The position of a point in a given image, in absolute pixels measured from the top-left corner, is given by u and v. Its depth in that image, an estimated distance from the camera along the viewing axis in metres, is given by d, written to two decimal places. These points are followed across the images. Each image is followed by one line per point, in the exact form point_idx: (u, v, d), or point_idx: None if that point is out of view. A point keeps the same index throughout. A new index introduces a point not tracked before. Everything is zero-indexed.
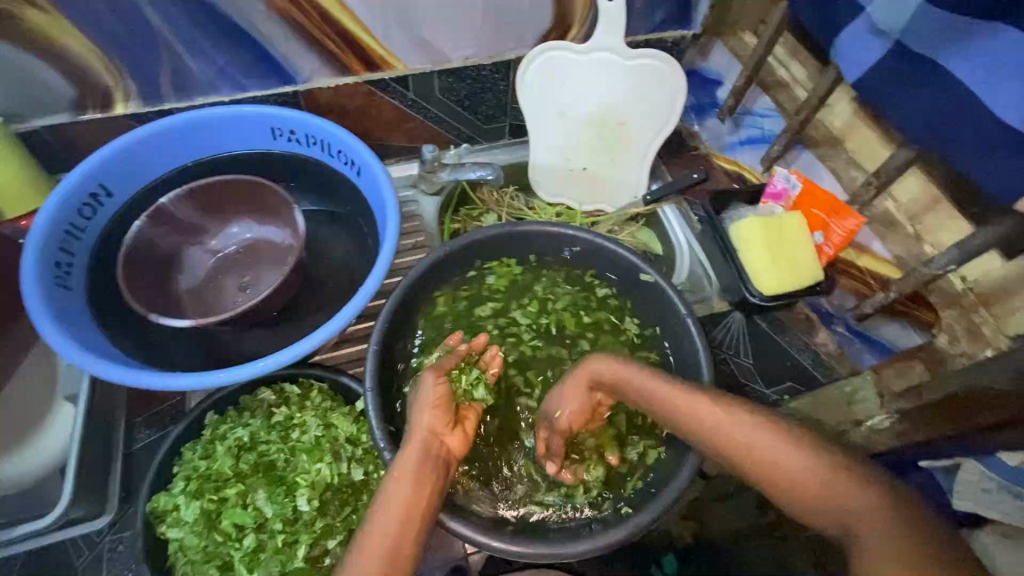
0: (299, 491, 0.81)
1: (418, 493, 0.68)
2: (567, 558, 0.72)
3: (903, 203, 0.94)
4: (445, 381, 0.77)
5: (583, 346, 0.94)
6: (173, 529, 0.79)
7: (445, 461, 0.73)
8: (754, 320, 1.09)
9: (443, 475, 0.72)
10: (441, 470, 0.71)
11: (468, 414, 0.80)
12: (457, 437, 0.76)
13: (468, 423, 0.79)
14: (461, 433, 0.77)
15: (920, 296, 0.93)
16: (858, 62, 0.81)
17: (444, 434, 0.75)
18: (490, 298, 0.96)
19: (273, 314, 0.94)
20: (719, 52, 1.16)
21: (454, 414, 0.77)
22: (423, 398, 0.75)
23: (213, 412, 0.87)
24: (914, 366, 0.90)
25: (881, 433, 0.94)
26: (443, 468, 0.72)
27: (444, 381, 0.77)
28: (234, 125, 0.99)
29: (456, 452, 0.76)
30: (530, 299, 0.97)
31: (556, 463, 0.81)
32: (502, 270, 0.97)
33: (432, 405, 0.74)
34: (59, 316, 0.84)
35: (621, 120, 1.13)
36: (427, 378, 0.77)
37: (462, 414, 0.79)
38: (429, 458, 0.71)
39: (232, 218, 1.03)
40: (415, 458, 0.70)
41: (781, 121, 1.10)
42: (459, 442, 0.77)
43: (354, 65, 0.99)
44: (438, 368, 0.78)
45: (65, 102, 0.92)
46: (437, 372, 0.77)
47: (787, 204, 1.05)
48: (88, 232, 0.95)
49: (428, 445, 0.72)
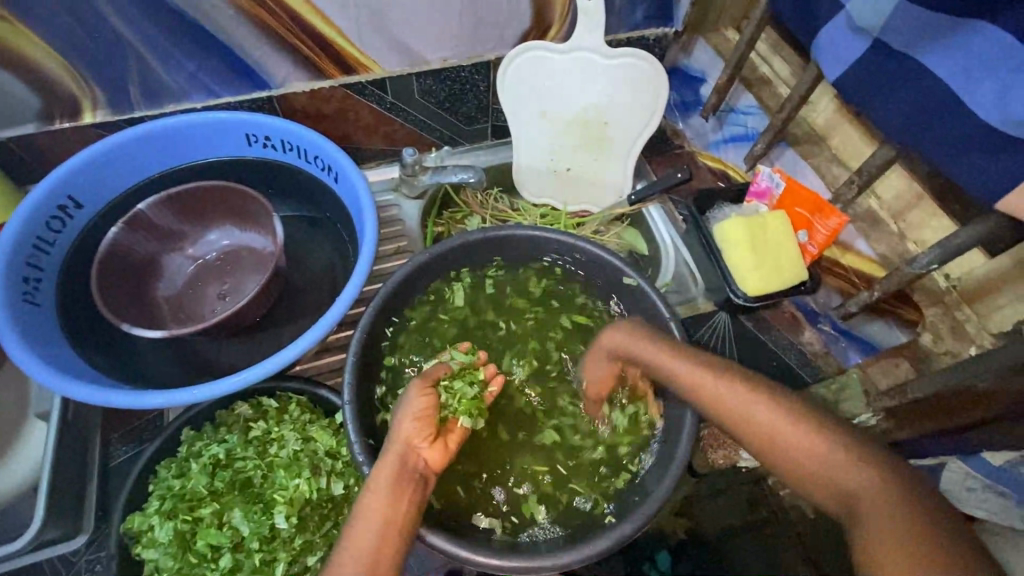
0: (277, 509, 0.79)
1: (395, 507, 0.67)
2: (544, 572, 0.71)
3: (886, 201, 0.94)
4: (431, 393, 0.75)
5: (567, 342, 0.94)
6: (148, 550, 0.77)
7: (421, 474, 0.71)
8: (740, 319, 1.06)
9: (420, 489, 0.70)
10: (417, 484, 0.70)
11: (456, 425, 0.77)
12: (437, 452, 0.74)
13: (453, 434, 0.77)
14: (443, 446, 0.75)
15: (906, 295, 0.93)
16: (838, 60, 0.80)
17: (425, 446, 0.73)
18: (441, 321, 0.93)
19: (254, 321, 0.93)
20: (701, 49, 1.14)
21: (436, 427, 0.74)
22: (406, 409, 0.73)
23: (190, 427, 0.86)
24: (900, 364, 0.94)
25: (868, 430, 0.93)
26: (419, 483, 0.70)
27: (428, 390, 0.75)
28: (207, 132, 0.97)
29: (437, 465, 0.74)
30: (485, 296, 0.95)
31: (445, 365, 0.81)
32: (439, 300, 0.93)
33: (412, 417, 0.73)
34: (29, 337, 0.82)
35: (603, 120, 1.11)
36: (412, 390, 0.75)
37: (446, 428, 0.77)
38: (406, 470, 0.69)
39: (210, 225, 1.00)
40: (393, 469, 0.68)
41: (765, 119, 1.10)
42: (439, 456, 0.74)
43: (328, 68, 0.97)
44: (425, 377, 0.77)
45: (30, 112, 0.90)
46: (423, 382, 0.76)
47: (771, 203, 1.04)
48: (57, 246, 0.92)
49: (406, 458, 0.70)
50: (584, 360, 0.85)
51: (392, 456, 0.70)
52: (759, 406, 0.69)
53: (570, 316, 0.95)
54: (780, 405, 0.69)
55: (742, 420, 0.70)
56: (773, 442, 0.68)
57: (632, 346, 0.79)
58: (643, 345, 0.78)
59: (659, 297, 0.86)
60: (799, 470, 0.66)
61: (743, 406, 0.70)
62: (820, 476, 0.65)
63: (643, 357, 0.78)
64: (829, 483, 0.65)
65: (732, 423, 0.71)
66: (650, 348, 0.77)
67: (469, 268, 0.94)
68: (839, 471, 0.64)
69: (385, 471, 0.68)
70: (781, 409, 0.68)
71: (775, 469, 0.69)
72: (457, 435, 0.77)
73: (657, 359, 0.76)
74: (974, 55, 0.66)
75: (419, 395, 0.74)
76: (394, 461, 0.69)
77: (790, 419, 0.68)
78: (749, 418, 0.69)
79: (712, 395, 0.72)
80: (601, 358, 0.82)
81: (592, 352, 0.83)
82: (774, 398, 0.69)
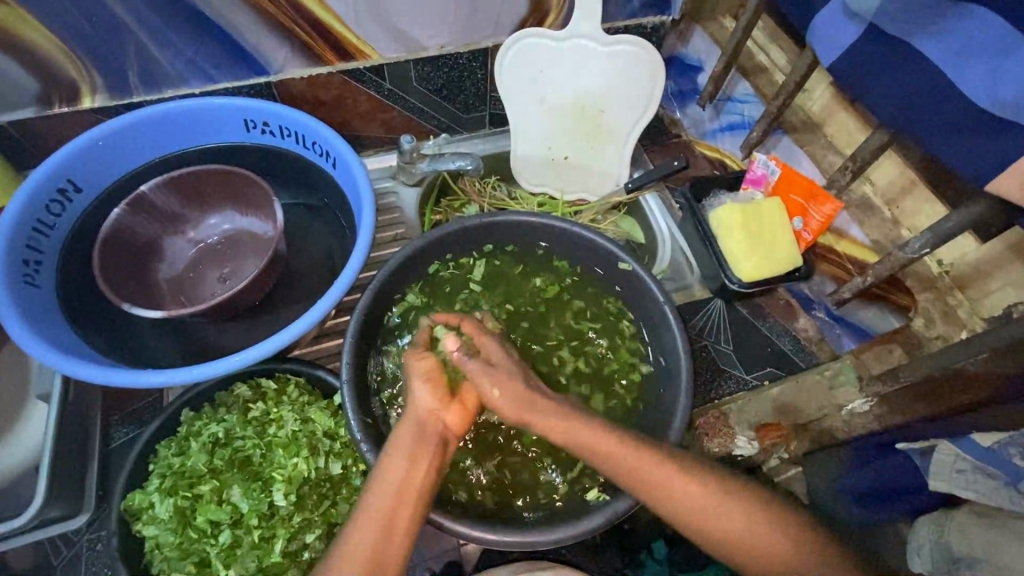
0: (276, 486, 0.80)
1: (411, 475, 0.68)
2: (540, 546, 0.73)
3: (880, 186, 0.97)
4: (429, 355, 0.75)
5: (571, 324, 0.95)
6: (149, 526, 0.79)
7: (441, 436, 0.72)
8: (735, 306, 1.08)
9: (440, 453, 0.71)
10: (437, 448, 0.70)
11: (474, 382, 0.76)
12: (456, 413, 0.74)
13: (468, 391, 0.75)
14: (465, 407, 0.74)
15: (899, 280, 0.95)
16: (833, 46, 0.81)
17: (443, 409, 0.73)
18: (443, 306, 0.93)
19: (254, 304, 0.94)
20: (698, 38, 1.15)
21: (450, 388, 0.74)
22: (416, 376, 0.74)
23: (189, 407, 0.86)
24: (893, 350, 0.94)
25: (863, 416, 0.93)
26: (438, 447, 0.71)
27: (427, 353, 0.75)
28: (206, 116, 0.98)
29: (459, 427, 0.74)
30: (492, 281, 0.96)
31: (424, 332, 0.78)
32: (442, 285, 0.94)
33: (421, 383, 0.73)
34: (30, 318, 0.83)
35: (600, 108, 1.12)
36: (410, 359, 0.75)
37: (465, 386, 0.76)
38: (425, 434, 0.71)
39: (210, 208, 1.01)
40: (409, 435, 0.70)
41: (760, 106, 1.12)
42: (460, 418, 0.74)
43: (326, 54, 0.98)
44: (419, 345, 0.77)
45: (30, 96, 0.90)
46: (417, 348, 0.76)
47: (767, 189, 1.05)
48: (56, 229, 0.93)
49: (422, 422, 0.72)
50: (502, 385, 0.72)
51: (407, 426, 0.71)
52: (710, 501, 0.70)
53: (571, 300, 0.96)
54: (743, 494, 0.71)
55: (700, 517, 0.69)
56: (712, 529, 0.69)
57: (570, 434, 0.72)
58: (575, 428, 0.72)
59: (655, 283, 0.87)
60: (740, 554, 0.69)
61: (696, 497, 0.70)
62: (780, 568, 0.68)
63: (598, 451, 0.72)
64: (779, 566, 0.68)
65: (680, 519, 0.70)
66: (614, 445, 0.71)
67: (469, 252, 0.95)
68: (775, 555, 0.68)
69: (402, 437, 0.70)
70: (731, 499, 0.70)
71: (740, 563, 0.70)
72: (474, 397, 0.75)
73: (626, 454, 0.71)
74: (966, 39, 0.67)
75: (420, 360, 0.74)
76: (408, 431, 0.71)
77: (743, 509, 0.70)
78: (704, 510, 0.70)
79: (665, 490, 0.70)
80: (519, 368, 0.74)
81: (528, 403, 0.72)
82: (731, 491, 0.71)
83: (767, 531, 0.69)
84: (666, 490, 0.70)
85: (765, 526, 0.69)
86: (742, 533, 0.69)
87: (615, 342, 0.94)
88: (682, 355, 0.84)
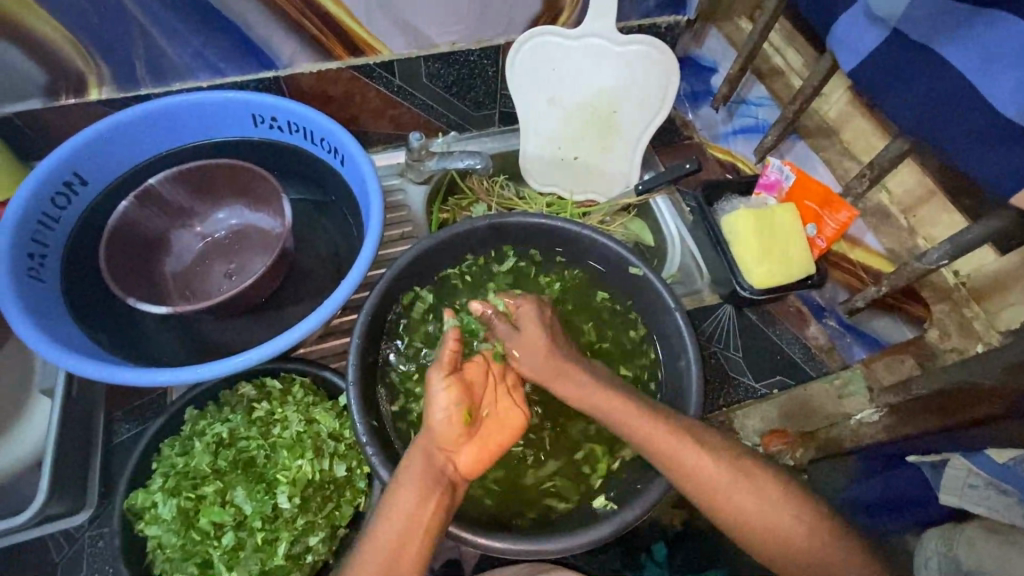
0: (280, 488, 0.79)
1: (417, 516, 0.66)
2: (547, 554, 0.72)
3: (896, 195, 0.95)
4: (454, 384, 0.71)
5: (582, 322, 0.94)
6: (151, 526, 0.78)
7: (449, 478, 0.70)
8: (744, 312, 1.08)
9: (448, 493, 0.69)
10: (445, 488, 0.69)
11: (496, 419, 0.74)
12: (470, 453, 0.71)
13: (508, 399, 0.76)
14: (477, 447, 0.72)
15: (912, 290, 0.93)
16: (855, 51, 0.79)
17: (454, 449, 0.71)
18: (453, 304, 0.93)
19: (260, 301, 0.93)
20: (713, 38, 1.13)
21: (467, 427, 0.71)
22: (435, 407, 0.70)
23: (193, 406, 0.86)
24: (905, 360, 0.94)
25: (870, 426, 0.93)
26: (447, 488, 0.69)
27: (452, 380, 0.71)
28: (215, 110, 0.96)
29: (468, 469, 0.71)
30: (499, 276, 0.95)
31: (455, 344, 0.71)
32: (449, 282, 0.93)
33: (439, 416, 0.70)
34: (34, 313, 0.82)
35: (612, 108, 1.10)
36: (434, 382, 0.71)
37: (483, 423, 0.73)
38: (432, 471, 0.69)
39: (217, 204, 1.00)
40: (420, 469, 0.69)
41: (776, 110, 1.09)
42: (473, 458, 0.71)
43: (336, 49, 0.96)
44: (444, 365, 0.72)
45: (37, 87, 0.89)
46: (442, 370, 0.71)
47: (780, 195, 1.04)
48: (61, 222, 0.92)
49: (431, 459, 0.70)
50: (524, 343, 0.80)
51: (417, 463, 0.69)
52: (722, 477, 0.72)
53: (580, 299, 0.95)
54: (759, 484, 0.72)
55: (713, 491, 0.71)
56: (725, 507, 0.71)
57: (586, 398, 0.78)
58: (591, 393, 0.78)
59: (665, 287, 0.86)
60: (751, 534, 0.71)
61: (711, 476, 0.72)
62: (794, 544, 0.69)
63: (611, 415, 0.77)
64: (787, 544, 0.69)
65: (692, 489, 0.72)
66: (626, 409, 0.76)
67: (478, 250, 0.94)
68: (785, 531, 0.70)
69: (412, 469, 0.69)
70: (744, 483, 0.72)
71: (752, 542, 0.71)
72: (516, 410, 0.76)
73: (644, 429, 0.74)
74: (996, 47, 0.65)
75: (444, 388, 0.71)
76: (418, 467, 0.69)
77: (757, 486, 0.72)
78: (713, 484, 0.72)
79: (679, 462, 0.72)
80: (543, 322, 0.81)
81: (547, 358, 0.79)
82: (752, 473, 0.72)
83: (779, 510, 0.70)
84: (685, 464, 0.72)
85: (774, 507, 0.70)
86: (753, 512, 0.70)
87: (623, 339, 0.93)
88: (691, 360, 0.83)
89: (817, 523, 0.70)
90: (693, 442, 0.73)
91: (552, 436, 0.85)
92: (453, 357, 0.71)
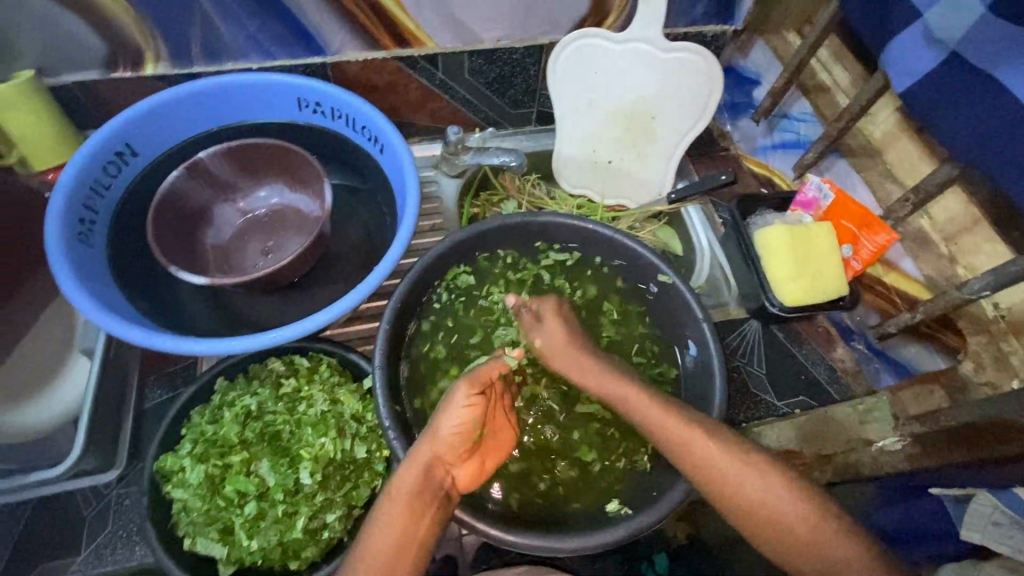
0: (302, 464, 0.82)
1: (414, 525, 0.69)
2: (559, 553, 0.72)
3: (939, 221, 0.93)
4: (479, 403, 0.73)
5: (611, 316, 0.94)
6: (178, 489, 0.81)
7: (447, 492, 0.72)
8: (771, 329, 1.06)
9: (443, 507, 0.71)
10: (441, 500, 0.71)
11: (495, 443, 0.78)
12: (468, 471, 0.74)
13: (506, 422, 0.81)
14: (476, 464, 0.75)
15: (949, 321, 0.92)
16: (909, 71, 0.78)
17: (455, 463, 0.73)
18: (490, 290, 0.93)
19: (292, 281, 0.95)
20: (758, 51, 1.12)
21: (472, 446, 0.74)
22: (451, 419, 0.72)
23: (223, 377, 0.88)
24: (934, 392, 0.92)
25: (892, 454, 0.91)
26: (443, 502, 0.71)
27: (477, 399, 0.74)
28: (260, 92, 0.99)
29: (464, 486, 0.74)
30: (530, 269, 0.95)
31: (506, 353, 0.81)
32: (483, 267, 0.94)
33: (453, 430, 0.72)
34: (81, 275, 0.85)
35: (651, 115, 1.10)
36: (458, 395, 0.73)
37: (483, 447, 0.77)
38: (432, 483, 0.71)
39: (261, 181, 1.02)
40: (419, 480, 0.70)
41: (819, 127, 1.08)
42: (470, 476, 0.74)
43: (383, 39, 0.98)
44: (472, 382, 0.74)
45: (97, 59, 0.93)
46: (471, 387, 0.73)
47: (817, 213, 1.02)
48: (111, 190, 0.95)
49: (432, 471, 0.71)
50: (549, 335, 0.82)
51: (418, 472, 0.70)
52: (740, 475, 0.72)
53: (611, 299, 0.95)
54: (779, 487, 0.71)
55: (731, 489, 0.71)
56: (743, 503, 0.71)
57: (607, 390, 0.79)
58: (610, 386, 0.79)
59: (693, 296, 0.86)
60: (768, 534, 0.70)
61: (720, 465, 0.72)
62: (813, 547, 0.69)
63: (631, 411, 0.77)
64: (804, 549, 0.69)
65: (709, 485, 0.72)
66: (646, 405, 0.76)
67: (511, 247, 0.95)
68: (800, 532, 0.69)
69: (412, 479, 0.70)
70: (765, 485, 0.71)
71: (769, 545, 0.71)
72: (509, 431, 0.81)
73: (666, 425, 0.74)
74: None
75: (465, 403, 0.73)
76: (418, 478, 0.70)
77: (777, 491, 0.71)
78: (728, 481, 0.72)
79: (696, 458, 0.72)
80: (564, 332, 0.82)
81: (569, 345, 0.81)
82: (773, 477, 0.72)
83: (798, 511, 0.70)
84: (704, 461, 0.72)
85: (792, 511, 0.70)
86: (770, 515, 0.70)
87: (648, 343, 0.92)
88: (716, 371, 0.82)
89: (830, 541, 0.68)
90: (714, 439, 0.73)
91: (573, 434, 0.85)
92: (486, 378, 0.76)
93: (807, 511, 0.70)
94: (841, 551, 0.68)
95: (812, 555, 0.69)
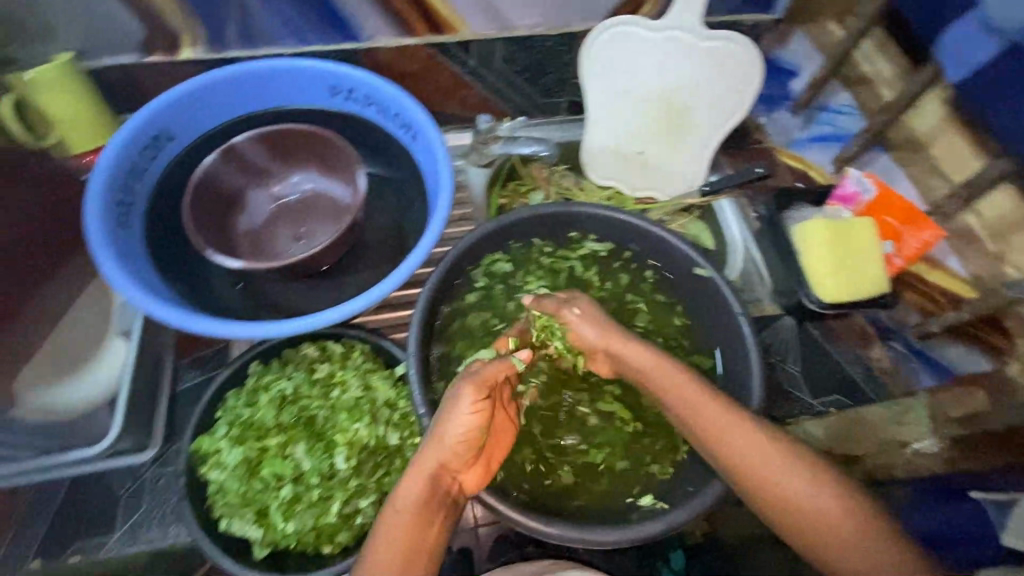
0: (337, 449, 0.82)
1: (422, 535, 0.68)
2: (593, 544, 0.71)
3: (987, 217, 0.89)
4: (485, 410, 0.69)
5: (642, 309, 0.93)
6: (215, 470, 0.82)
7: (454, 498, 0.71)
8: (807, 327, 1.04)
9: (449, 512, 0.71)
10: (447, 506, 0.70)
11: (498, 441, 0.75)
12: (473, 474, 0.72)
13: (507, 418, 0.77)
14: (482, 466, 0.73)
15: (995, 320, 0.88)
16: (964, 61, 0.82)
17: (460, 469, 0.71)
18: (524, 277, 0.93)
19: (320, 270, 0.95)
20: (798, 41, 1.09)
21: (478, 451, 0.71)
22: (454, 427, 0.68)
23: (257, 361, 0.89)
24: (976, 393, 0.87)
25: (927, 457, 0.87)
26: (449, 507, 0.70)
27: (482, 405, 0.69)
28: (294, 77, 0.98)
29: (470, 488, 0.73)
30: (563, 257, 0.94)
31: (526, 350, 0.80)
32: (517, 253, 0.93)
33: (458, 439, 0.68)
34: (121, 256, 0.86)
35: (687, 106, 1.08)
36: (462, 401, 0.69)
37: (487, 448, 0.74)
38: (438, 491, 0.69)
39: (294, 166, 1.02)
40: (424, 490, 0.68)
41: (860, 120, 1.07)
42: (475, 478, 0.73)
43: (417, 26, 0.97)
44: (476, 389, 0.69)
45: (135, 42, 0.93)
46: (475, 394, 0.69)
47: (857, 208, 1.00)
48: (148, 174, 0.96)
49: (438, 479, 0.69)
50: (580, 321, 0.81)
51: (423, 481, 0.68)
52: (779, 470, 0.70)
53: (643, 291, 0.94)
54: (819, 483, 0.70)
55: (770, 485, 0.70)
56: (781, 498, 0.69)
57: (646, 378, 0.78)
58: (647, 370, 0.78)
59: (730, 290, 0.84)
60: (805, 532, 0.69)
61: (759, 458, 0.70)
62: (853, 552, 0.67)
63: (667, 403, 0.76)
64: (843, 550, 0.67)
65: (747, 479, 0.71)
66: (683, 395, 0.75)
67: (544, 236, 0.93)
68: (840, 531, 0.67)
69: (416, 489, 0.68)
70: (805, 481, 0.69)
71: (806, 544, 0.69)
72: (509, 427, 0.77)
73: (706, 417, 0.73)
74: None
75: (470, 412, 0.68)
76: (421, 487, 0.68)
77: (817, 487, 0.69)
78: (766, 478, 0.70)
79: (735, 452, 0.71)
80: (597, 322, 0.81)
81: (604, 331, 0.80)
82: (813, 474, 0.70)
83: (838, 508, 0.68)
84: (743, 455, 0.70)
85: (831, 507, 0.68)
86: (810, 512, 0.68)
87: (680, 337, 0.91)
88: (752, 367, 0.81)
89: (870, 541, 0.67)
90: (753, 434, 0.71)
91: (605, 426, 0.85)
92: (489, 382, 0.71)
93: (847, 510, 0.68)
94: (883, 556, 0.65)
95: (852, 556, 0.67)
